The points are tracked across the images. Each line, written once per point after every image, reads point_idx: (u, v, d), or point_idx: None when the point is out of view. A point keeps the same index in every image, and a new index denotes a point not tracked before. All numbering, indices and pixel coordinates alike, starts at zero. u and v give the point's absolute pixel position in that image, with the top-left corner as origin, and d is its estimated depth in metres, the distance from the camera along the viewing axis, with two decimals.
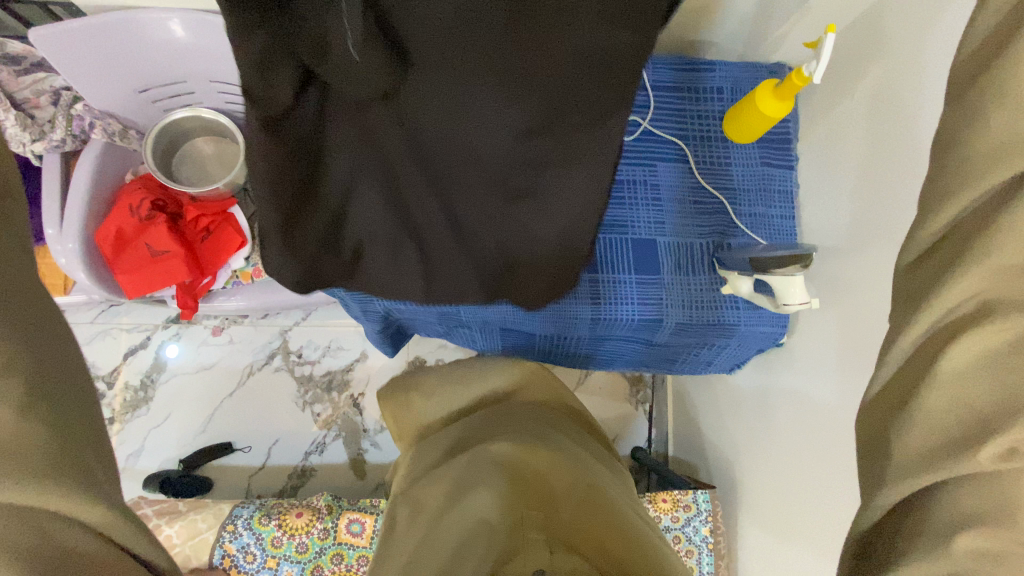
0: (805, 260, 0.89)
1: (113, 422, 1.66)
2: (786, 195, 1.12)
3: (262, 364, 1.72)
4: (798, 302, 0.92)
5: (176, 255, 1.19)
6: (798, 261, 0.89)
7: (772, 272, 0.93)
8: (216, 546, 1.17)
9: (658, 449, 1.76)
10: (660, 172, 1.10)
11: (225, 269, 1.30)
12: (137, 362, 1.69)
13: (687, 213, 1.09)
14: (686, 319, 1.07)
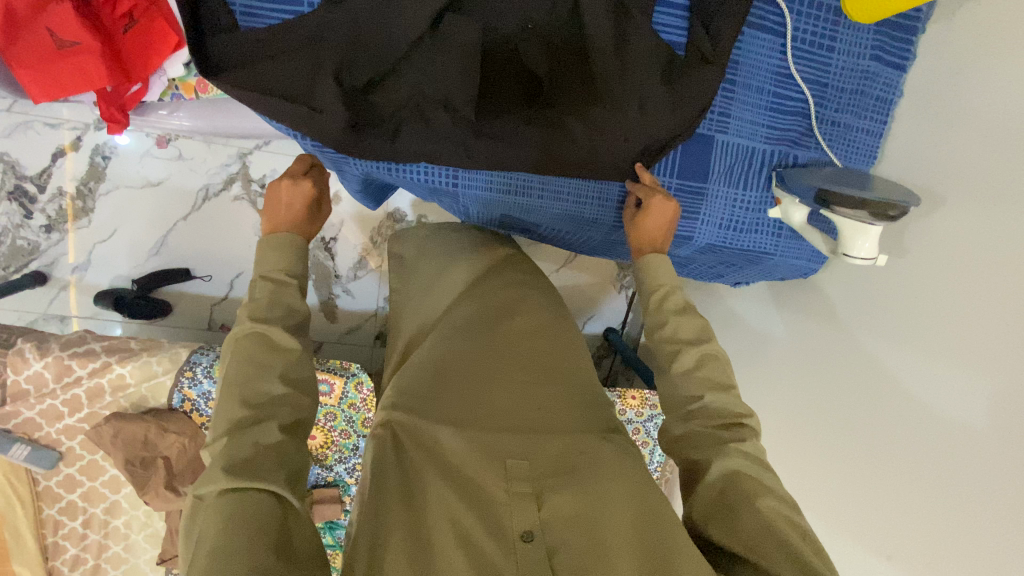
0: (894, 211, 0.72)
1: (52, 231, 1.48)
2: (880, 105, 0.89)
3: (218, 190, 1.50)
4: (862, 257, 0.77)
5: (90, 51, 0.91)
6: (881, 210, 0.72)
7: (840, 212, 0.76)
8: (176, 390, 1.13)
9: (632, 333, 1.76)
10: (744, 45, 0.83)
11: (159, 76, 1.01)
12: (70, 167, 1.44)
13: (759, 108, 0.87)
14: (716, 240, 0.93)
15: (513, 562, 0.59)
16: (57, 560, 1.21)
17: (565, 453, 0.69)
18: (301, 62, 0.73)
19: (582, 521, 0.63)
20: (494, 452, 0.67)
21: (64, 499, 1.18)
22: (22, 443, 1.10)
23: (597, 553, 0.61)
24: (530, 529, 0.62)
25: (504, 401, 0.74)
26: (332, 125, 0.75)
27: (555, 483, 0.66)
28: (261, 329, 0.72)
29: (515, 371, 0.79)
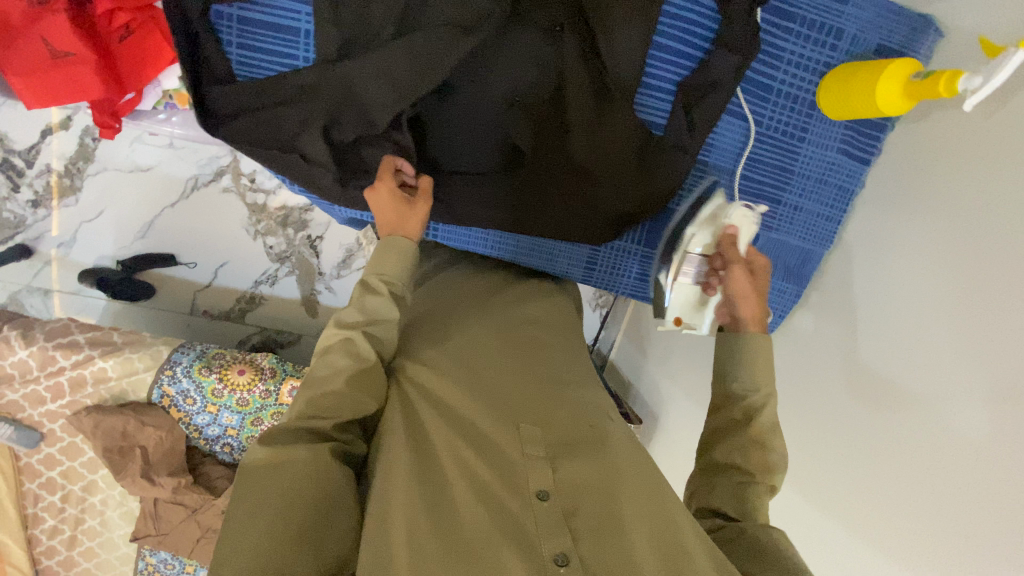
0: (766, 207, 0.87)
1: (39, 206, 1.49)
2: (842, 194, 0.95)
3: (208, 180, 1.52)
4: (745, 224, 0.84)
5: (85, 62, 0.92)
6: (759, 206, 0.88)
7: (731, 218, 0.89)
8: (155, 385, 1.18)
9: (601, 351, 1.83)
10: (718, 134, 0.88)
11: (154, 86, 1.02)
12: (59, 145, 1.46)
13: (729, 188, 0.92)
14: None
15: (533, 519, 0.60)
16: (36, 529, 1.29)
17: (578, 425, 0.70)
18: (292, 115, 0.76)
19: (599, 483, 0.63)
20: (506, 413, 0.69)
21: (44, 475, 1.25)
22: (5, 423, 1.16)
23: (613, 516, 0.60)
24: (545, 487, 0.62)
25: (514, 378, 0.75)
26: (322, 176, 0.80)
27: (570, 450, 0.67)
28: (347, 334, 0.70)
29: (516, 348, 0.80)
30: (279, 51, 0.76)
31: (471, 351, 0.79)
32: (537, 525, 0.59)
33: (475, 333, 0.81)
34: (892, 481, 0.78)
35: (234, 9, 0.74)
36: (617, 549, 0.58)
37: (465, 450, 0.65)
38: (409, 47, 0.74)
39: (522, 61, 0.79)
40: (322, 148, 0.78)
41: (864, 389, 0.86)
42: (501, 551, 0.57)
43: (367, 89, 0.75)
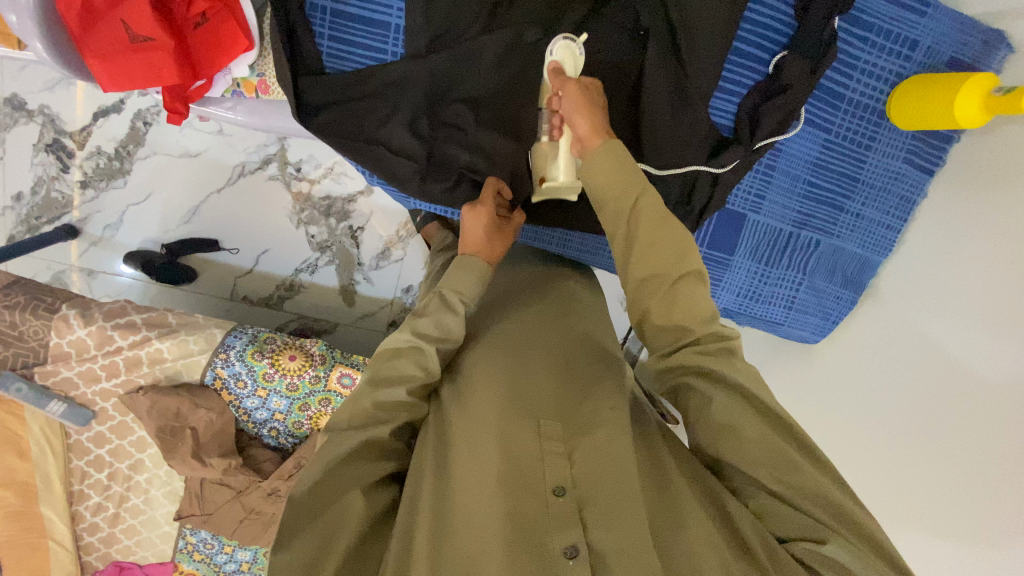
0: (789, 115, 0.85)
1: (87, 187, 1.51)
2: (903, 204, 0.97)
3: (255, 167, 1.56)
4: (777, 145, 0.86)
5: (164, 48, 0.94)
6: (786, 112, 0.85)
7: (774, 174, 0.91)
8: (209, 368, 1.21)
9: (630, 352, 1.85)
10: (787, 144, 0.90)
11: (224, 74, 1.04)
12: (111, 127, 1.49)
13: (794, 194, 0.93)
14: (734, 305, 1.00)
15: (546, 516, 0.61)
16: (80, 505, 1.28)
17: (599, 410, 0.70)
18: (382, 106, 0.79)
19: (610, 477, 0.63)
20: (526, 407, 0.69)
21: (93, 453, 1.25)
22: (59, 400, 1.17)
23: (628, 507, 0.61)
24: (561, 484, 0.63)
25: (530, 368, 0.75)
26: (402, 167, 0.81)
27: (585, 437, 0.67)
28: (418, 343, 0.71)
29: (542, 339, 0.80)
30: (367, 45, 0.77)
31: (500, 338, 0.80)
32: (549, 521, 0.60)
33: (502, 329, 0.82)
34: (954, 477, 0.83)
35: (328, 2, 0.76)
36: (627, 542, 0.59)
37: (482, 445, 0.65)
38: (496, 45, 0.76)
39: (605, 64, 0.81)
40: (408, 140, 0.80)
41: (940, 390, 0.89)
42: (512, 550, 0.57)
43: (456, 87, 0.79)
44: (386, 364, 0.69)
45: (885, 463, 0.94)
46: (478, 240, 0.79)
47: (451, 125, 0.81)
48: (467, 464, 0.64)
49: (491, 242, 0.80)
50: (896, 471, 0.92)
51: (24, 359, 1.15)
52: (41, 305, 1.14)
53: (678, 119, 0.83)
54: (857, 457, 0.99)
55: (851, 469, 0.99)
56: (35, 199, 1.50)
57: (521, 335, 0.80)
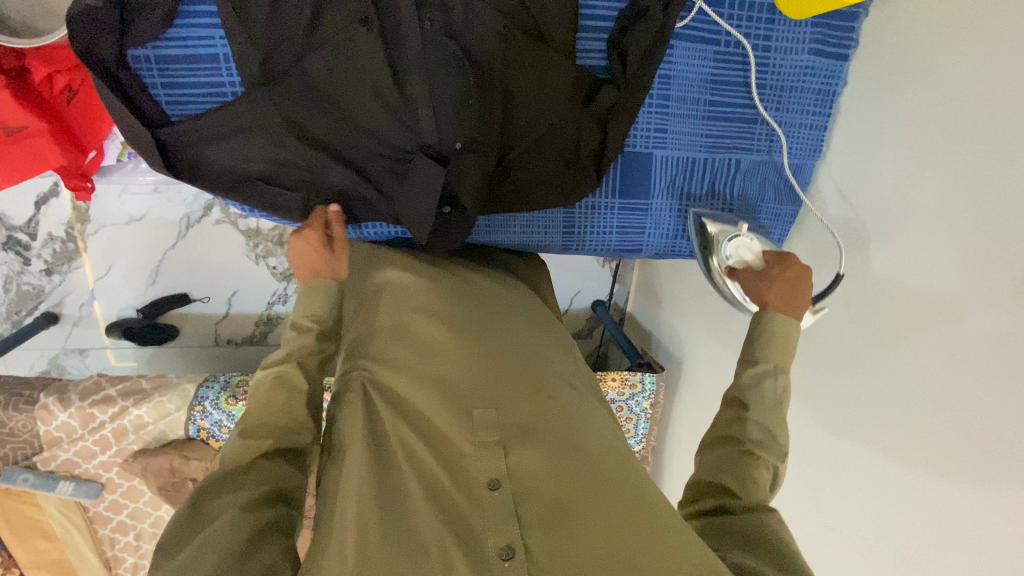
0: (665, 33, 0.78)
1: (52, 274, 1.56)
2: (824, 98, 0.88)
3: (199, 216, 1.57)
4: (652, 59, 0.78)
5: (40, 133, 0.94)
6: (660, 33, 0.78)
7: (672, 106, 0.85)
8: (190, 423, 1.25)
9: (618, 304, 1.83)
10: (675, 71, 0.83)
11: (112, 139, 1.06)
12: (55, 211, 1.51)
13: (697, 118, 0.87)
14: (665, 249, 0.95)
15: (480, 512, 0.60)
16: (120, 568, 1.36)
17: (540, 413, 0.70)
18: (240, 144, 0.76)
19: (552, 472, 0.64)
20: (456, 403, 0.69)
21: (114, 520, 1.32)
22: (66, 480, 1.23)
23: (568, 506, 0.61)
24: (497, 477, 0.62)
25: (455, 368, 0.73)
26: (289, 198, 0.81)
27: (524, 438, 0.67)
28: (274, 372, 0.71)
29: (470, 334, 0.78)
30: (203, 84, 0.75)
31: (409, 339, 0.77)
32: (485, 519, 0.59)
33: (422, 323, 0.79)
34: (937, 372, 0.74)
35: (149, 50, 0.73)
36: (570, 540, 0.58)
37: (416, 452, 0.65)
38: (334, 47, 0.73)
39: (435, 48, 0.75)
40: (281, 170, 0.79)
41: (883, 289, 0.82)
42: (448, 557, 0.56)
43: (310, 105, 0.75)
44: (252, 400, 0.70)
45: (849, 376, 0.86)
46: (314, 263, 0.76)
47: (326, 138, 0.78)
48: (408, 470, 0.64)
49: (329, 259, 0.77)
50: (855, 383, 0.85)
51: (23, 451, 1.21)
52: (21, 399, 1.19)
53: (545, 79, 0.78)
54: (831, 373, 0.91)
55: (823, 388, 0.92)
56: (9, 296, 1.55)
57: (442, 330, 0.78)
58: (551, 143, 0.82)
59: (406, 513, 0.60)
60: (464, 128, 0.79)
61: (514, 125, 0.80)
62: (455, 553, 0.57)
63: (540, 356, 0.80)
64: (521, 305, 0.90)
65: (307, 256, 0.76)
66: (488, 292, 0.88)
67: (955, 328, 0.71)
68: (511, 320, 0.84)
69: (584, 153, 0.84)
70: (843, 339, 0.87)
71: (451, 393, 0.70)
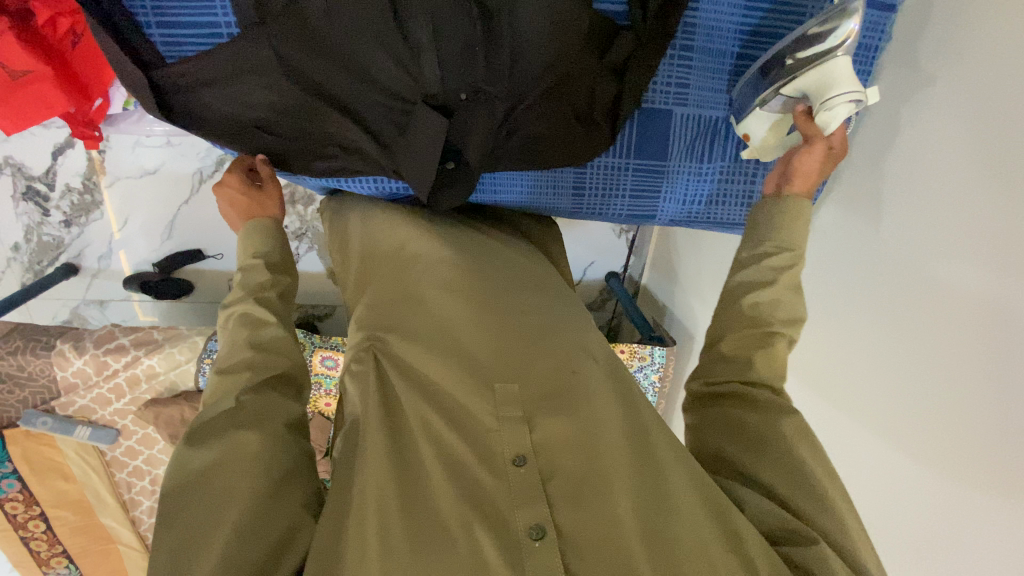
0: None
1: (71, 225, 1.58)
2: (862, 53, 0.82)
3: (212, 170, 1.56)
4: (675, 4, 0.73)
5: (44, 78, 0.92)
6: None
7: (696, 58, 0.79)
8: (199, 374, 1.27)
9: (633, 276, 1.78)
10: (702, 20, 0.77)
11: (117, 87, 1.04)
12: (71, 162, 1.52)
13: (723, 74, 0.80)
14: (682, 216, 0.90)
15: (507, 489, 0.60)
16: (136, 510, 1.42)
17: (556, 387, 0.68)
18: (237, 90, 0.73)
19: (576, 450, 0.63)
20: (475, 374, 0.68)
21: (130, 465, 1.36)
22: (83, 425, 1.27)
23: (594, 484, 0.61)
24: (522, 453, 0.62)
25: (471, 335, 0.72)
26: (290, 145, 0.80)
27: (548, 410, 0.66)
28: (229, 313, 0.73)
29: (494, 300, 0.76)
30: (199, 23, 0.72)
31: (422, 305, 0.76)
32: (511, 496, 0.60)
33: (445, 289, 0.77)
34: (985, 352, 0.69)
35: None
36: (596, 521, 0.59)
37: (432, 426, 0.65)
38: None
39: None
40: (281, 117, 0.77)
41: (935, 266, 0.76)
42: (475, 535, 0.57)
43: (308, 50, 0.71)
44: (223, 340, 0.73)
45: (889, 363, 0.83)
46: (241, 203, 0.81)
47: (326, 86, 0.74)
48: (427, 445, 0.64)
49: (260, 199, 0.82)
50: (898, 370, 0.81)
51: (41, 395, 1.24)
52: (39, 345, 1.22)
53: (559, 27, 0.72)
54: (864, 353, 0.88)
55: (857, 367, 0.89)
56: (30, 245, 1.58)
57: (465, 296, 0.76)
58: (564, 98, 0.77)
59: (432, 493, 0.61)
60: (471, 79, 0.74)
61: (525, 78, 0.74)
62: (483, 536, 0.57)
63: (565, 324, 0.78)
64: (548, 277, 0.88)
65: (235, 200, 0.81)
66: (514, 262, 0.86)
67: (962, 323, 0.72)
68: (536, 290, 0.82)
69: (598, 109, 0.79)
70: (883, 317, 0.83)
71: (467, 364, 0.69)
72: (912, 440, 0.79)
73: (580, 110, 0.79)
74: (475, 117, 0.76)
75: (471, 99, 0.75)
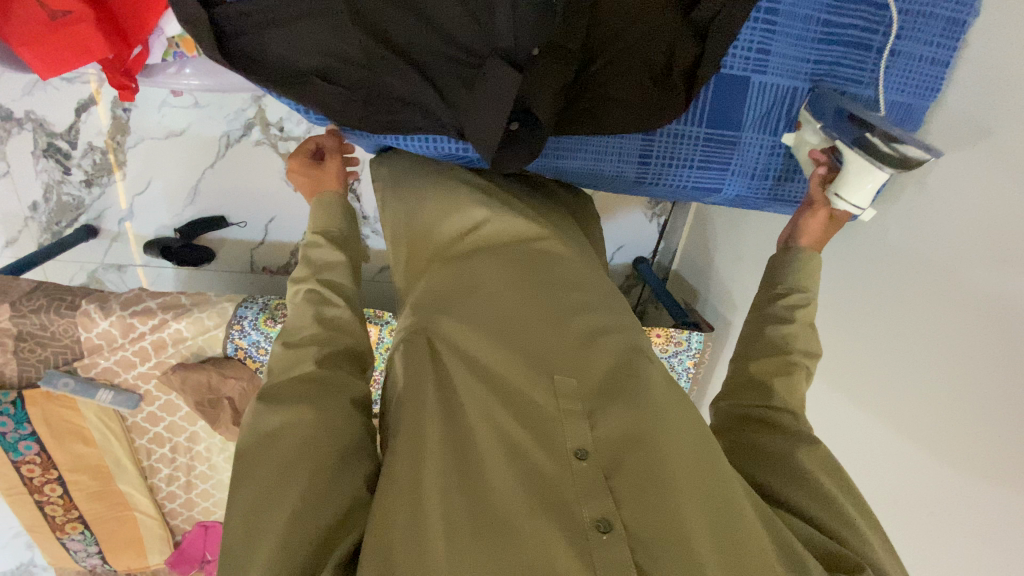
0: None
1: (92, 185, 1.53)
2: (950, 27, 0.79)
3: (239, 135, 1.52)
4: None
5: (85, 20, 0.89)
6: None
7: (780, 23, 0.77)
8: (228, 341, 1.24)
9: (662, 262, 1.75)
10: None
11: (157, 36, 1.00)
12: (95, 119, 1.47)
13: (805, 41, 0.78)
14: (750, 191, 0.87)
15: (571, 482, 0.56)
16: (155, 478, 1.39)
17: (613, 376, 0.65)
18: (302, 35, 0.70)
19: (639, 443, 0.59)
20: (533, 360, 0.64)
21: (151, 431, 1.34)
22: (105, 388, 1.24)
23: (660, 479, 0.57)
24: (584, 446, 0.58)
25: (527, 319, 0.68)
26: (351, 100, 0.76)
27: (607, 403, 0.62)
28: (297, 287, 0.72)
29: (546, 284, 0.72)
30: None
31: (475, 284, 0.72)
32: (577, 488, 0.56)
33: (494, 270, 0.74)
34: None
35: None
36: (666, 522, 0.55)
37: (490, 408, 0.61)
38: None
39: None
40: (344, 67, 0.72)
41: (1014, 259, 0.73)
42: (541, 530, 0.53)
43: None
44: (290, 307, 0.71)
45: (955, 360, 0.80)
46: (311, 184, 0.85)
47: (395, 34, 0.70)
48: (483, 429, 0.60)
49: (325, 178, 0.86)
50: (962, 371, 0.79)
51: (64, 356, 1.21)
52: (63, 304, 1.18)
53: None
54: (922, 344, 0.85)
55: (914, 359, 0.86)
56: (49, 205, 1.54)
57: (517, 278, 0.72)
58: (642, 58, 0.74)
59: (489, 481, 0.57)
60: (549, 32, 0.70)
61: (606, 32, 0.72)
62: (550, 530, 0.53)
63: (617, 311, 0.74)
64: (596, 264, 0.83)
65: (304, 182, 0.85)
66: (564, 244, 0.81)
67: None
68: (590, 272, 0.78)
69: (677, 72, 0.75)
70: (950, 317, 0.81)
71: (523, 347, 0.66)
72: (975, 432, 0.77)
73: (657, 73, 0.76)
74: (551, 74, 0.71)
75: (547, 54, 0.70)
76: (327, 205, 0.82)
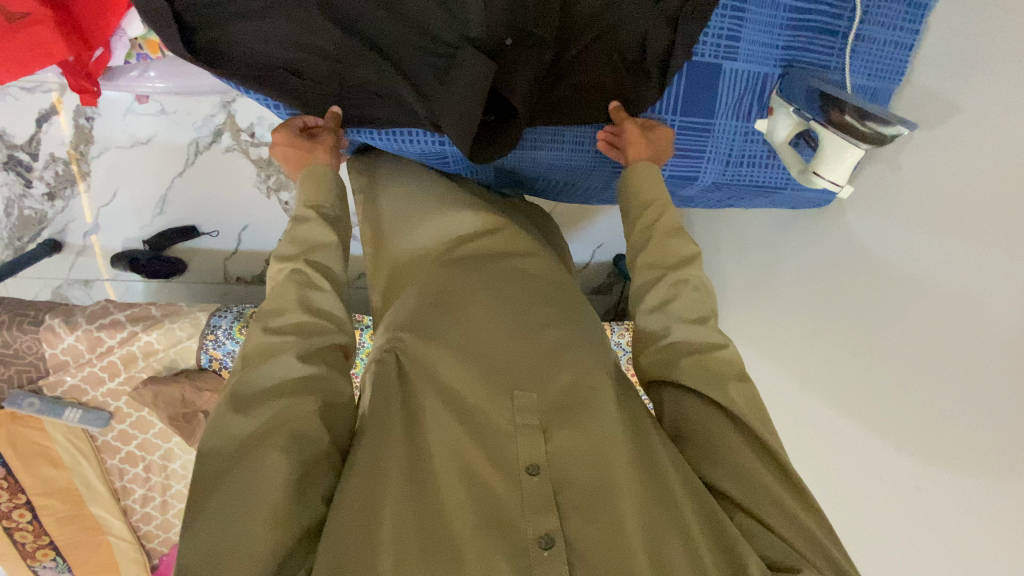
0: None
1: (55, 198, 1.48)
2: (912, 10, 0.81)
3: (209, 141, 1.48)
4: None
5: (44, 22, 0.86)
6: None
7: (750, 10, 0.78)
8: (202, 351, 1.20)
9: None
10: None
11: (120, 38, 0.98)
12: (57, 130, 1.42)
13: (775, 27, 0.80)
14: (725, 177, 0.89)
15: (519, 499, 0.56)
16: (128, 499, 1.33)
17: (573, 390, 0.63)
18: (268, 26, 0.68)
19: (591, 458, 0.58)
20: (496, 375, 0.62)
21: (123, 450, 1.28)
22: (73, 407, 1.19)
23: (604, 496, 0.56)
24: (536, 461, 0.57)
25: (496, 327, 0.67)
26: (324, 90, 0.75)
27: (563, 418, 0.61)
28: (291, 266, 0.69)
29: (507, 295, 0.71)
30: None
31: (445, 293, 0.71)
32: (523, 505, 0.55)
33: (457, 280, 0.72)
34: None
35: None
36: (607, 540, 0.54)
37: (449, 424, 0.59)
38: None
39: None
40: (313, 58, 0.71)
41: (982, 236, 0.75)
42: (483, 551, 0.52)
43: None
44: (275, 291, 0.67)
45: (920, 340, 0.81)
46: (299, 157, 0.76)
47: (365, 25, 0.69)
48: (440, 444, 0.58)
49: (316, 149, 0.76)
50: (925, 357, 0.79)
51: (28, 374, 1.15)
52: (26, 320, 1.12)
53: None
54: (885, 324, 0.86)
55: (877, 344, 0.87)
56: (10, 220, 1.47)
57: (478, 289, 0.71)
58: (614, 46, 0.74)
59: (441, 499, 0.55)
60: (521, 21, 0.69)
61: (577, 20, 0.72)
62: (496, 552, 0.52)
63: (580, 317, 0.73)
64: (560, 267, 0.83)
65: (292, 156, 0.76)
66: (522, 253, 0.80)
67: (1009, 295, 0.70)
68: (549, 280, 0.76)
69: (650, 60, 0.76)
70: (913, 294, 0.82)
71: (487, 357, 0.64)
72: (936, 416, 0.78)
73: (630, 60, 0.76)
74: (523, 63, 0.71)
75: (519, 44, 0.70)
76: (322, 180, 0.75)
